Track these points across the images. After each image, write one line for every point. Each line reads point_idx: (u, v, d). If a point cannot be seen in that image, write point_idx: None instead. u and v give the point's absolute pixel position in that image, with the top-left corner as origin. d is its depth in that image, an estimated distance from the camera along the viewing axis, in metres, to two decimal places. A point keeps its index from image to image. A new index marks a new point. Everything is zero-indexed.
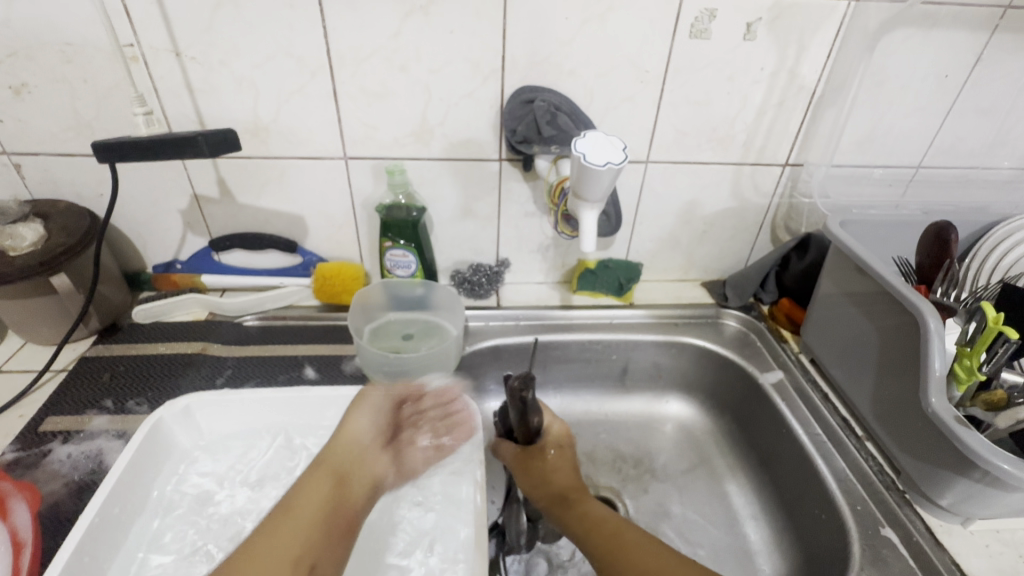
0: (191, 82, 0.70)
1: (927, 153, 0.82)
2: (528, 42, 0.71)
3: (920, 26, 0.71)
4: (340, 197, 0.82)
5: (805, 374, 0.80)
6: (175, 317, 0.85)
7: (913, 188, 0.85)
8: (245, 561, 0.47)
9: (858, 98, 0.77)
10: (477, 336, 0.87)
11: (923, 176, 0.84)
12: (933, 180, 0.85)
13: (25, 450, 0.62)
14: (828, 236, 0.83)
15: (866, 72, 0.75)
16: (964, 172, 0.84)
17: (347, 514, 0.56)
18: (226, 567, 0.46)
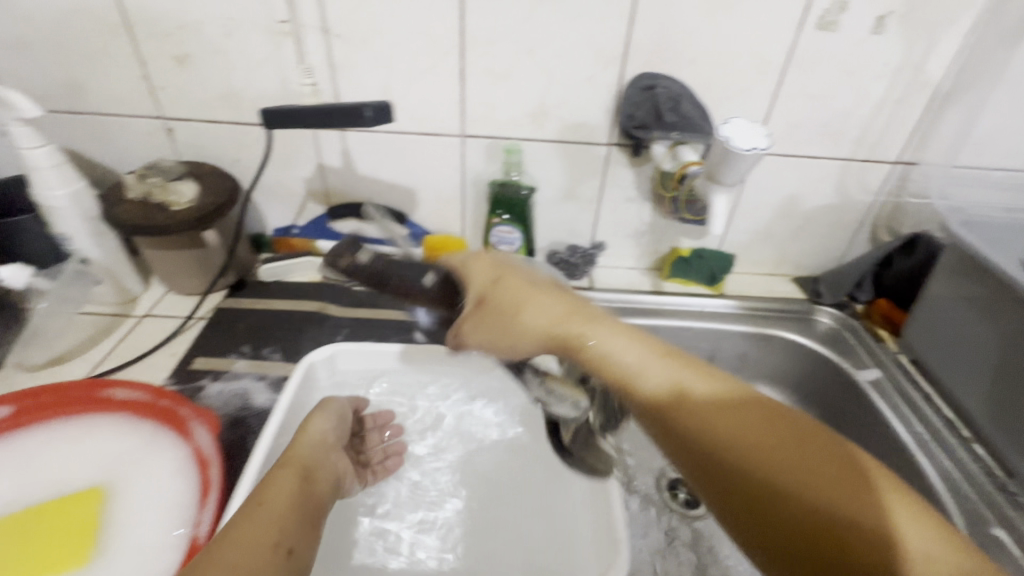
0: (332, 58, 0.75)
1: None
2: (653, 29, 0.72)
3: None
4: (452, 173, 0.86)
5: (904, 373, 0.80)
6: (293, 278, 0.89)
7: None
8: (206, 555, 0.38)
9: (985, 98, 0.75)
10: None
11: None
12: None
13: (182, 384, 0.69)
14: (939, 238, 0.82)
15: (998, 70, 0.73)
16: None
17: (315, 508, 0.49)
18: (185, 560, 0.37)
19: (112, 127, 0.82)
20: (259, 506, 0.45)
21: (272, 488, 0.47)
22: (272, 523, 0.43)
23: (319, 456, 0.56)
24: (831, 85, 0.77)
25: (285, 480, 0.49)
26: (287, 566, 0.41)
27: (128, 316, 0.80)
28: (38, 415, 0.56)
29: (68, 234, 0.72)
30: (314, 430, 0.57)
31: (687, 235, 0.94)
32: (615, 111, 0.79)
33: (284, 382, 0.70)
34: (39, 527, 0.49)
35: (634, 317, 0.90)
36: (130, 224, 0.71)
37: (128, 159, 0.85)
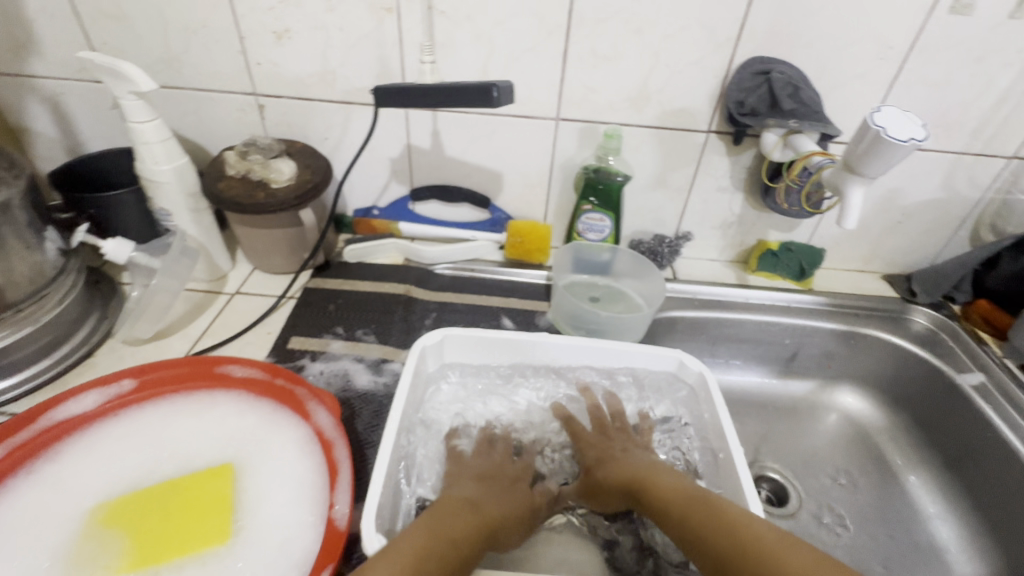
0: (433, 35, 0.73)
1: None
2: (772, 10, 0.68)
3: None
4: (541, 157, 0.84)
5: (1012, 378, 0.77)
6: (376, 260, 0.90)
7: None
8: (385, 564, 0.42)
9: None
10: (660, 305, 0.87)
11: None
12: None
13: (282, 363, 0.70)
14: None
15: None
16: None
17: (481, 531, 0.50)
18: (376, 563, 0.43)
19: (205, 103, 0.81)
20: (427, 530, 0.47)
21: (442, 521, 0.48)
22: (428, 539, 0.46)
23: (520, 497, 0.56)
24: (955, 73, 0.73)
25: (458, 510, 0.50)
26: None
27: (220, 293, 0.80)
28: (161, 387, 0.57)
29: (169, 210, 0.73)
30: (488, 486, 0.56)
31: (777, 228, 0.91)
32: (720, 96, 0.76)
33: (383, 364, 0.70)
34: (177, 494, 0.50)
35: (721, 310, 0.88)
36: (233, 202, 0.71)
37: (218, 136, 0.85)
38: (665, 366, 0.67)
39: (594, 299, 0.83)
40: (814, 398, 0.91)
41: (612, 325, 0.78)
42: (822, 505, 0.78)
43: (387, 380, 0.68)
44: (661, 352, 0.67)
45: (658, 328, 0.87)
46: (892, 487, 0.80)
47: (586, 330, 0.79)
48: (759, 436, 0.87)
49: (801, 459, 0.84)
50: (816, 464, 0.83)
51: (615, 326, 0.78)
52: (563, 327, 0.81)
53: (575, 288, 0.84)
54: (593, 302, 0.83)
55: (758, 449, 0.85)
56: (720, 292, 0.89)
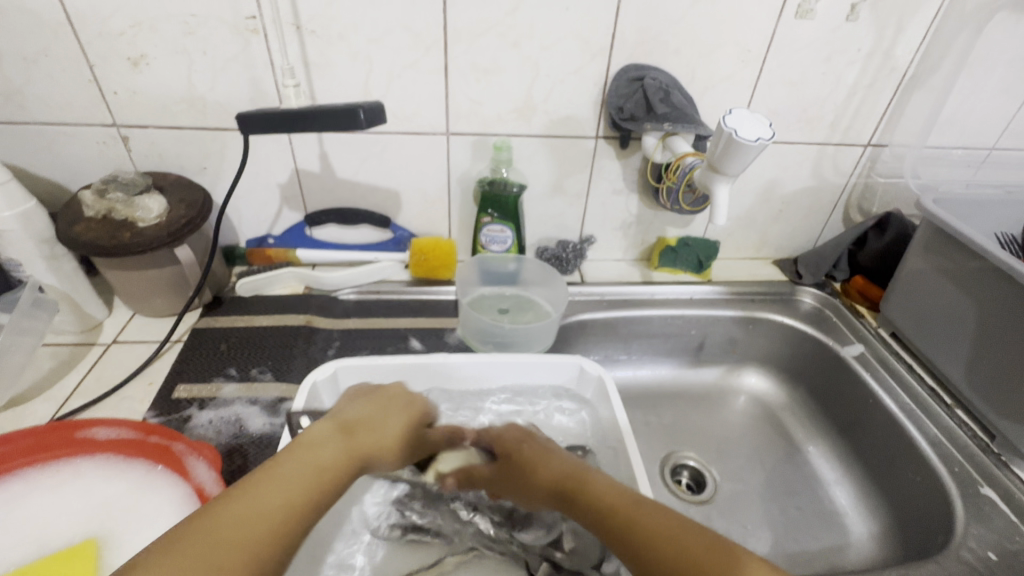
0: (306, 56, 0.70)
1: (1003, 135, 0.84)
2: (638, 20, 0.71)
3: None
4: (436, 172, 0.83)
5: (886, 347, 0.84)
6: (273, 291, 0.85)
7: (987, 169, 0.87)
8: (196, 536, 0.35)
9: (948, 81, 0.79)
10: (569, 309, 0.88)
11: (998, 157, 0.86)
12: (1007, 161, 0.87)
13: (165, 416, 0.64)
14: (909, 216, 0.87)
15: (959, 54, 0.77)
16: None
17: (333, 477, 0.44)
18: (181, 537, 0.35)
19: (59, 138, 0.74)
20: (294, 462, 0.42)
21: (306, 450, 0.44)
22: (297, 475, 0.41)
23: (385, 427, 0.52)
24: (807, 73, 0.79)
25: (324, 433, 0.47)
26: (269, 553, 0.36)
27: (93, 344, 0.73)
28: (8, 463, 0.50)
29: (19, 259, 0.66)
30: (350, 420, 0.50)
31: (673, 225, 0.95)
32: (603, 103, 0.79)
33: (280, 404, 0.66)
34: None
35: (630, 309, 0.90)
36: (93, 245, 0.64)
37: (79, 172, 0.77)
38: (565, 372, 0.69)
39: (500, 310, 0.83)
40: (723, 383, 0.96)
41: (520, 334, 0.78)
42: (735, 485, 0.82)
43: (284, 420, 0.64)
44: (562, 358, 0.68)
45: (569, 332, 0.88)
46: (796, 460, 0.85)
47: (495, 344, 0.78)
48: (675, 426, 0.90)
49: (715, 443, 0.88)
50: (728, 447, 0.87)
51: (524, 338, 0.78)
52: (471, 343, 0.80)
53: (481, 301, 0.84)
54: (502, 313, 0.83)
55: (675, 439, 0.88)
56: (628, 291, 0.92)
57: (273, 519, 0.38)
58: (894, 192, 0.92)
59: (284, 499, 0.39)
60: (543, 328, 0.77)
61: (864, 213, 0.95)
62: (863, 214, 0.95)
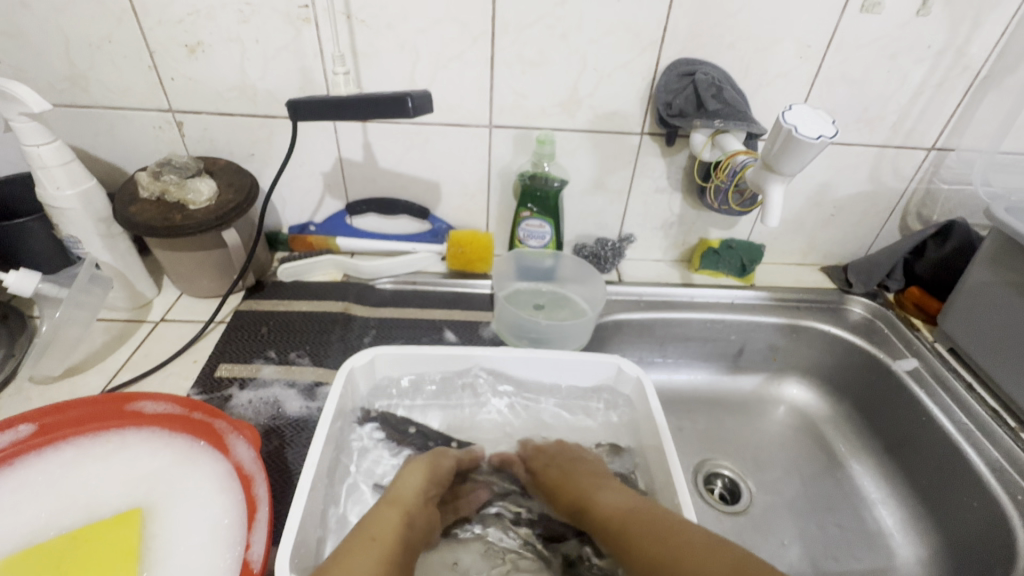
0: (355, 46, 0.71)
1: None
2: (692, 13, 0.69)
3: None
4: (477, 165, 0.83)
5: (943, 362, 0.79)
6: (313, 277, 0.87)
7: None
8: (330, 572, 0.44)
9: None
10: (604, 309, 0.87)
11: None
12: None
13: (207, 394, 0.66)
14: (975, 225, 0.81)
15: None
16: None
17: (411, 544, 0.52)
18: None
19: (118, 122, 0.77)
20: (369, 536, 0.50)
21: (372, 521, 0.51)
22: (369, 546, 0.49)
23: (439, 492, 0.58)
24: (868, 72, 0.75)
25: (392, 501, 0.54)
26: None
27: (142, 321, 0.76)
28: (61, 430, 0.52)
29: (79, 237, 0.68)
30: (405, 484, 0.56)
31: (716, 226, 0.92)
32: (650, 99, 0.77)
33: (316, 388, 0.67)
34: (75, 549, 0.46)
35: (668, 312, 0.87)
36: (147, 226, 0.67)
37: (135, 155, 0.80)
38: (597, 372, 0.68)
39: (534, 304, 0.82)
40: (762, 392, 0.92)
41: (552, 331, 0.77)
42: (771, 498, 0.79)
43: (320, 404, 0.65)
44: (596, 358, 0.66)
45: (605, 332, 0.87)
46: (838, 475, 0.81)
47: (527, 338, 0.78)
48: (709, 433, 0.87)
49: (751, 452, 0.85)
50: (765, 458, 0.84)
51: (559, 336, 0.77)
52: (505, 337, 0.79)
53: (516, 296, 0.83)
54: (537, 310, 0.82)
55: (709, 446, 0.85)
56: (667, 293, 0.90)
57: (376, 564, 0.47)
58: (958, 200, 0.87)
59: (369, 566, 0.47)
60: (576, 327, 0.76)
61: (924, 221, 0.90)
62: (923, 222, 0.90)
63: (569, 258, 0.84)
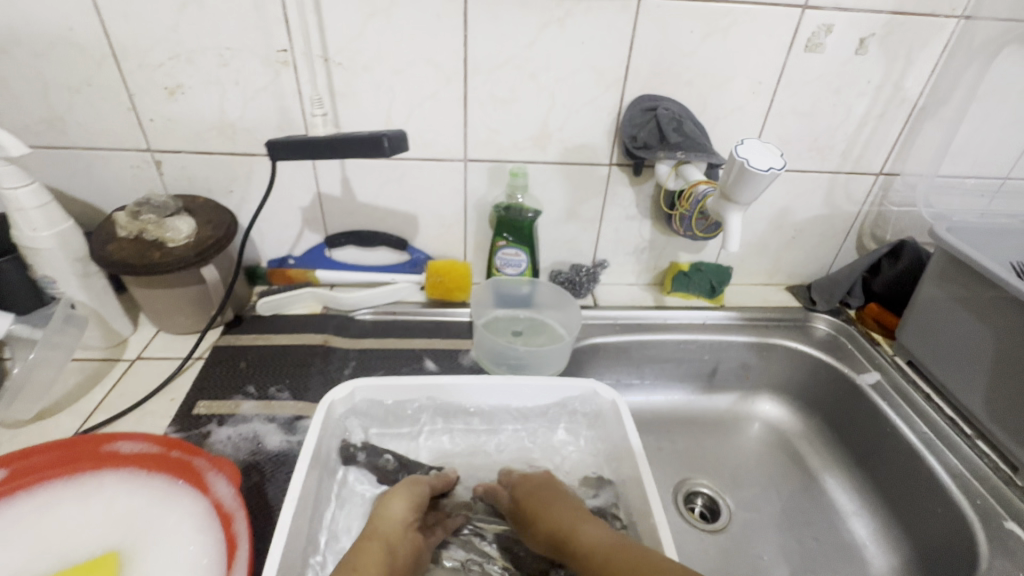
0: (333, 86, 0.74)
1: (1016, 164, 0.84)
2: (652, 54, 0.74)
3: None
4: (453, 197, 0.85)
5: (902, 375, 0.83)
6: (293, 310, 0.87)
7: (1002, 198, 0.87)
8: None
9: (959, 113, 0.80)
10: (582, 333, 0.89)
11: (1012, 186, 0.86)
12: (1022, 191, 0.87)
13: (185, 431, 0.65)
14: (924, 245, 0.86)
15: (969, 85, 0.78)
16: None
17: None
18: None
19: (95, 162, 0.78)
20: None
21: (354, 565, 0.49)
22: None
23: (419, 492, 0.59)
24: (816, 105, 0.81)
25: (368, 562, 0.50)
26: None
27: (118, 360, 0.75)
28: (34, 473, 0.52)
29: (54, 277, 0.68)
30: (394, 506, 0.56)
31: (684, 251, 0.96)
32: (617, 133, 0.81)
33: (297, 423, 0.67)
34: None
35: (643, 334, 0.90)
36: (125, 264, 0.67)
37: (112, 194, 0.81)
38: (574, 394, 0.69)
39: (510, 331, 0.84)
40: (736, 409, 0.95)
41: (528, 358, 0.78)
42: (749, 514, 0.81)
43: (301, 438, 0.65)
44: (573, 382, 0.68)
45: (582, 356, 0.89)
46: (812, 489, 0.84)
47: (504, 366, 0.79)
48: (687, 453, 0.89)
49: (728, 470, 0.87)
50: (742, 475, 0.86)
51: (537, 360, 0.79)
52: (483, 364, 0.81)
53: (494, 323, 0.85)
54: (515, 336, 0.84)
55: (688, 466, 0.87)
56: (641, 316, 0.92)
57: None
58: (908, 221, 0.92)
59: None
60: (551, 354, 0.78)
61: (878, 241, 0.96)
62: (877, 242, 0.96)
63: (545, 284, 0.87)
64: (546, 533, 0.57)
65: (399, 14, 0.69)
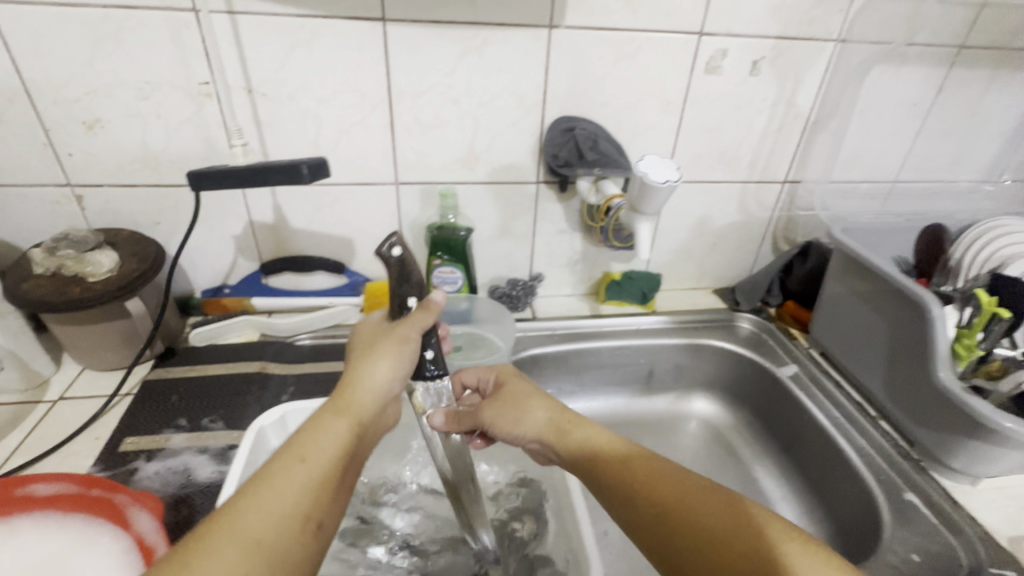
0: (259, 116, 0.75)
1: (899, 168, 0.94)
2: (566, 79, 0.79)
3: (892, 64, 0.83)
4: (388, 219, 0.87)
5: (817, 366, 0.89)
6: (228, 339, 0.86)
7: (890, 199, 0.96)
8: (215, 525, 0.36)
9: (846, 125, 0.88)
10: (520, 345, 0.92)
11: (898, 189, 0.96)
12: (907, 193, 0.96)
13: (110, 470, 0.64)
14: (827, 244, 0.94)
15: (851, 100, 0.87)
16: (931, 186, 0.96)
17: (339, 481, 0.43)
18: (198, 529, 0.36)
19: (10, 199, 0.76)
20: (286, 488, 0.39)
21: (309, 432, 0.44)
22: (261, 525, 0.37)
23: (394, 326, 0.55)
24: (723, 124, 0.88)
25: (338, 437, 0.45)
26: (313, 543, 0.39)
27: (38, 402, 0.72)
28: None
29: None
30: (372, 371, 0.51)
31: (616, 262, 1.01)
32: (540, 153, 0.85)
33: (229, 452, 0.66)
34: None
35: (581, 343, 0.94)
36: (41, 302, 0.65)
37: (29, 230, 0.79)
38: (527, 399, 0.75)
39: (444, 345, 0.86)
40: (673, 409, 0.99)
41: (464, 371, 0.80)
42: None
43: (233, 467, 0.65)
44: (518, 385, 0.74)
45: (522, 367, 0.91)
46: (745, 480, 0.88)
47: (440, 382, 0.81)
48: None
49: None
50: None
51: None
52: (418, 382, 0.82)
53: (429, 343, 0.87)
54: (454, 351, 0.85)
55: None
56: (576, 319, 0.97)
57: (291, 522, 0.38)
58: (814, 223, 1.01)
59: (271, 518, 0.38)
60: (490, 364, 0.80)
61: (791, 243, 1.03)
62: (790, 244, 1.03)
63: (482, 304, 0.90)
64: (540, 421, 0.56)
65: (320, 45, 0.71)
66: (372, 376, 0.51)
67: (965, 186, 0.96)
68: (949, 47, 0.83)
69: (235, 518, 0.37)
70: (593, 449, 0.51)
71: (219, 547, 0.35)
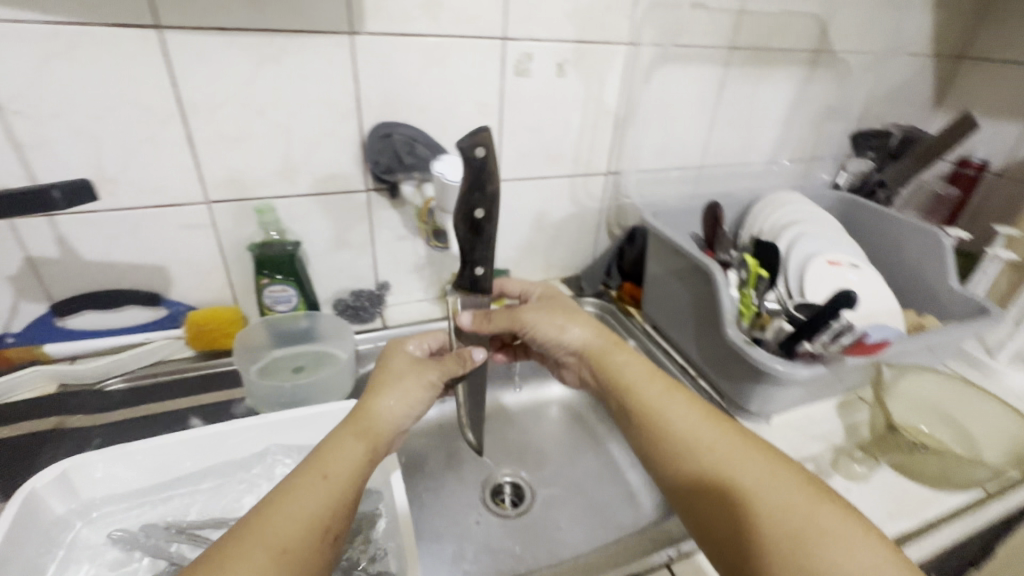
0: (17, 138, 0.66)
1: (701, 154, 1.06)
2: (378, 84, 0.79)
3: (677, 63, 0.94)
4: (204, 241, 0.81)
5: (650, 339, 0.98)
6: (19, 396, 0.75)
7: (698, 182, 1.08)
8: (249, 529, 0.42)
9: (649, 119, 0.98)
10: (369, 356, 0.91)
11: (703, 172, 1.08)
12: (710, 175, 1.09)
13: None
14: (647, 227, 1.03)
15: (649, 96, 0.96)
16: (730, 167, 1.10)
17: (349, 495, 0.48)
18: (232, 534, 0.42)
19: None
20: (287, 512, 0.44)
21: (330, 448, 0.50)
22: (305, 506, 0.44)
23: (391, 366, 0.61)
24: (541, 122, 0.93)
25: (352, 449, 0.50)
26: (328, 553, 0.44)
27: None
28: None
29: None
30: (384, 398, 0.56)
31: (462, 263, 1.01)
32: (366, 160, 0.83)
33: None
34: None
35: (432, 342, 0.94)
36: None
37: None
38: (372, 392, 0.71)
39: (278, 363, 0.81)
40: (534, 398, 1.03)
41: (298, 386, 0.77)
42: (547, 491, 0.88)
43: None
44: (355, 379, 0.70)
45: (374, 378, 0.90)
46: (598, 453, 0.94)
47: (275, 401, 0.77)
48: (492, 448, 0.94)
49: (528, 455, 0.94)
50: (540, 457, 0.94)
51: (314, 393, 0.78)
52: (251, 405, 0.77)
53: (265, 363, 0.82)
54: (295, 372, 0.82)
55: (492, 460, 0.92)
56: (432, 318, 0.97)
57: (312, 528, 0.43)
58: None
59: (304, 524, 0.43)
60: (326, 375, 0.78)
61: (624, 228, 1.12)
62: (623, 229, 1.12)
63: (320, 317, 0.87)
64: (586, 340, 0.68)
65: (84, 55, 0.64)
66: (395, 403, 0.56)
67: (755, 167, 1.12)
68: (721, 47, 0.95)
69: (272, 521, 0.43)
70: (622, 372, 0.63)
71: (249, 552, 0.40)
